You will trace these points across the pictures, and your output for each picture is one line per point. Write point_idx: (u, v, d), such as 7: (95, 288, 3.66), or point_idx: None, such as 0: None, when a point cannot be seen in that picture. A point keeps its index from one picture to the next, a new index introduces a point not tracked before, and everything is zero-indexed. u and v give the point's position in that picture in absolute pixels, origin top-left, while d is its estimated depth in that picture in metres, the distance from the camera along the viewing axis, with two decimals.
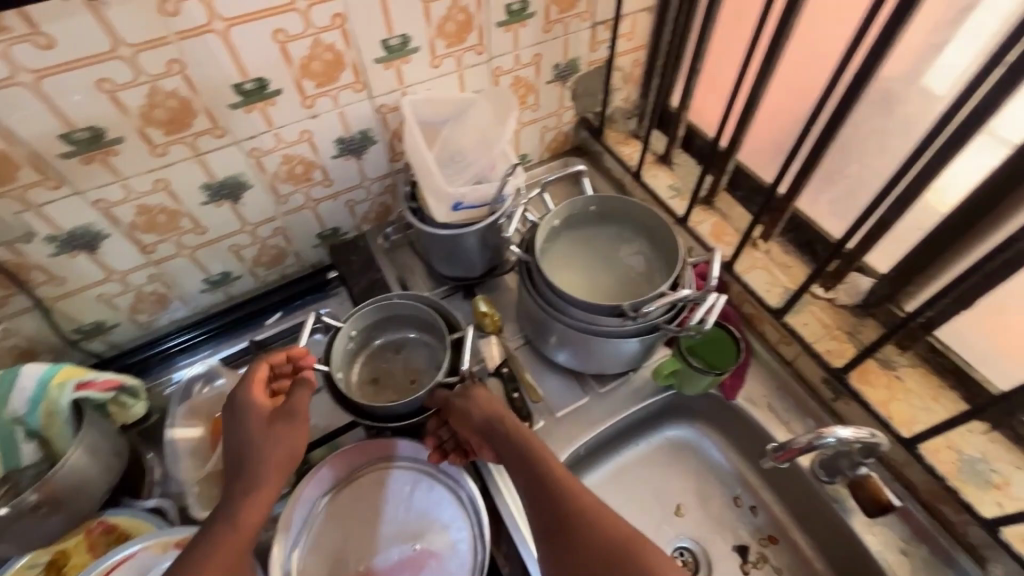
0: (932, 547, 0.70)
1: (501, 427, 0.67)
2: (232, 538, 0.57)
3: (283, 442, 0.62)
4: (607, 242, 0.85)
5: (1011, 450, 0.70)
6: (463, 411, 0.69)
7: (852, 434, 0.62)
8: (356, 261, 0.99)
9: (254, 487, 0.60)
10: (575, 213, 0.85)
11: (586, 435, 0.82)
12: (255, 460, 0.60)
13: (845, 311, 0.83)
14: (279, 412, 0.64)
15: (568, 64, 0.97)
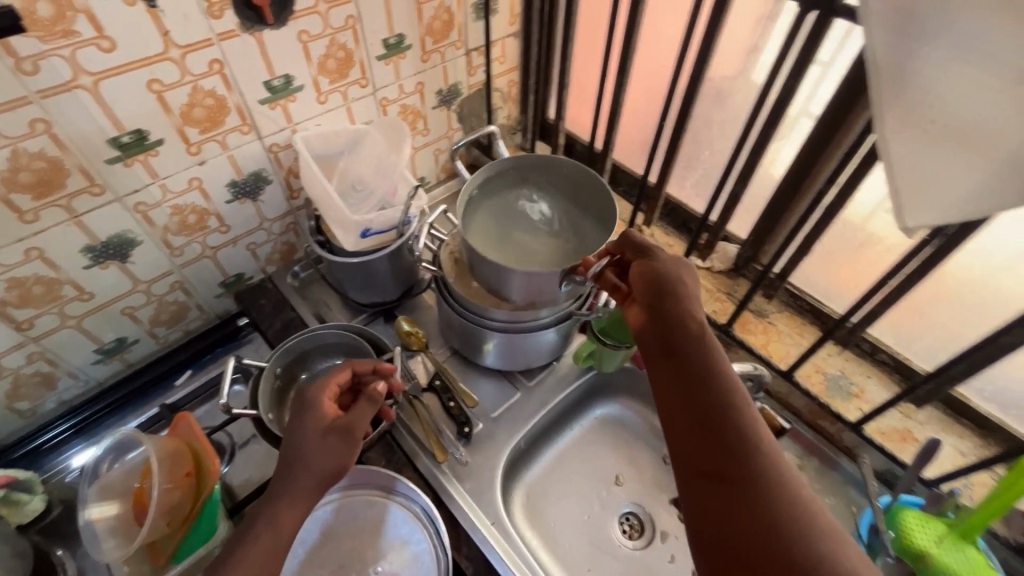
0: (820, 458, 0.82)
1: (676, 301, 0.61)
2: (262, 549, 0.54)
3: (332, 460, 0.60)
4: (526, 205, 0.82)
5: (861, 364, 0.86)
6: (680, 274, 0.63)
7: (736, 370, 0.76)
8: (266, 303, 0.97)
9: (291, 504, 0.57)
10: (491, 179, 0.82)
11: (524, 428, 0.87)
12: (301, 461, 0.59)
13: (720, 275, 0.97)
14: (336, 423, 0.62)
15: (449, 89, 1.04)
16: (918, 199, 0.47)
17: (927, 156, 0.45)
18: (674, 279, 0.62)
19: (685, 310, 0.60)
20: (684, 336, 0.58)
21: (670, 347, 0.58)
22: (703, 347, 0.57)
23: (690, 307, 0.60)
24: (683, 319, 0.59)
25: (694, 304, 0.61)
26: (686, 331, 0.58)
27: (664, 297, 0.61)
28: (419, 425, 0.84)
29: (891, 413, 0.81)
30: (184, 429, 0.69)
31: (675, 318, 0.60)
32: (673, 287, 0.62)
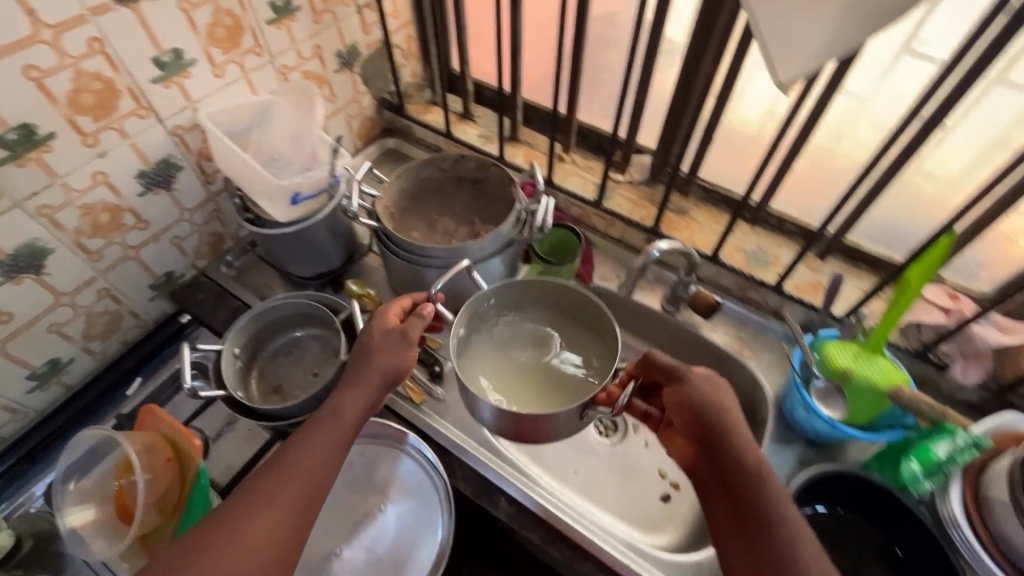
0: (754, 326, 0.94)
1: (719, 432, 0.61)
2: (333, 432, 0.63)
3: (390, 360, 0.67)
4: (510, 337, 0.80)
5: (774, 237, 0.96)
6: (713, 396, 0.62)
7: (668, 245, 0.81)
8: (206, 297, 0.94)
9: (354, 395, 0.65)
10: (475, 312, 0.77)
11: None
12: (364, 361, 0.67)
13: (639, 185, 1.05)
14: (394, 330, 0.68)
15: (348, 51, 1.03)
16: (785, 55, 0.54)
17: (783, 16, 0.53)
18: (712, 412, 0.61)
19: (726, 441, 0.61)
20: (736, 463, 0.60)
21: (717, 481, 0.62)
22: (755, 474, 0.59)
23: (735, 432, 0.61)
24: (724, 450, 0.61)
25: (735, 430, 0.61)
26: (729, 464, 0.60)
27: (705, 427, 0.62)
28: None
29: (803, 271, 0.91)
30: (154, 419, 0.68)
31: (724, 451, 0.61)
32: (709, 415, 0.62)
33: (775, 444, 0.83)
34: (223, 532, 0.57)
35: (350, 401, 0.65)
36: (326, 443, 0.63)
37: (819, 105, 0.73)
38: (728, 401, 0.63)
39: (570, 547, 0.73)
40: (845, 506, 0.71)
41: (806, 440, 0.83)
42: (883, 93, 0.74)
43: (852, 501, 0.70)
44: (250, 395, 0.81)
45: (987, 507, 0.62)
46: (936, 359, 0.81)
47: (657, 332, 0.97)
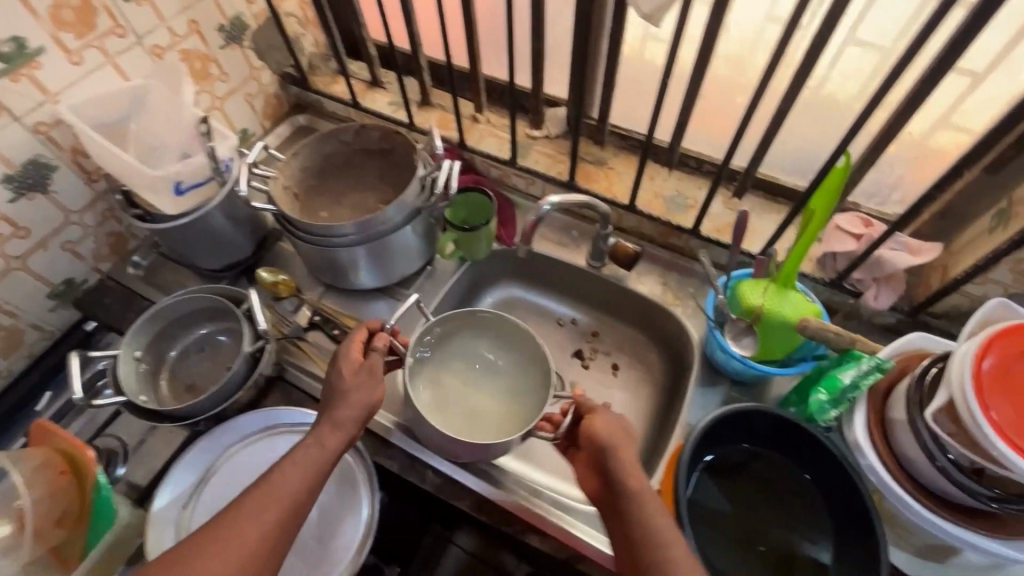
0: (679, 271, 0.93)
1: (609, 458, 0.58)
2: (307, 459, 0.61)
3: (365, 395, 0.65)
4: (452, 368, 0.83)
5: (693, 179, 0.93)
6: (609, 424, 0.60)
7: (561, 200, 0.77)
8: (113, 302, 0.91)
9: (334, 428, 0.63)
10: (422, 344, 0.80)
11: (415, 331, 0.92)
12: (339, 394, 0.65)
13: (556, 139, 1.01)
14: (363, 366, 0.67)
15: (232, 24, 0.96)
16: None
17: None
18: (613, 442, 0.59)
19: (613, 465, 0.57)
20: (622, 487, 0.55)
21: (613, 511, 0.56)
22: (644, 505, 0.53)
23: (628, 464, 0.57)
24: (613, 475, 0.57)
25: (621, 453, 0.58)
26: (616, 488, 0.56)
27: (605, 462, 0.58)
28: (310, 360, 0.85)
29: (722, 211, 0.90)
30: (45, 434, 0.66)
31: (618, 482, 0.56)
32: (602, 441, 0.59)
33: (701, 387, 0.83)
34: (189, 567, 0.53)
35: (331, 431, 0.62)
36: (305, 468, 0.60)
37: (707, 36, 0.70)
38: (618, 426, 0.60)
39: (497, 511, 0.74)
40: (750, 441, 0.70)
41: (730, 380, 0.83)
42: (774, 16, 0.70)
43: (754, 434, 0.69)
44: (161, 397, 0.78)
45: (890, 429, 0.62)
46: (851, 287, 0.81)
47: (584, 286, 0.98)
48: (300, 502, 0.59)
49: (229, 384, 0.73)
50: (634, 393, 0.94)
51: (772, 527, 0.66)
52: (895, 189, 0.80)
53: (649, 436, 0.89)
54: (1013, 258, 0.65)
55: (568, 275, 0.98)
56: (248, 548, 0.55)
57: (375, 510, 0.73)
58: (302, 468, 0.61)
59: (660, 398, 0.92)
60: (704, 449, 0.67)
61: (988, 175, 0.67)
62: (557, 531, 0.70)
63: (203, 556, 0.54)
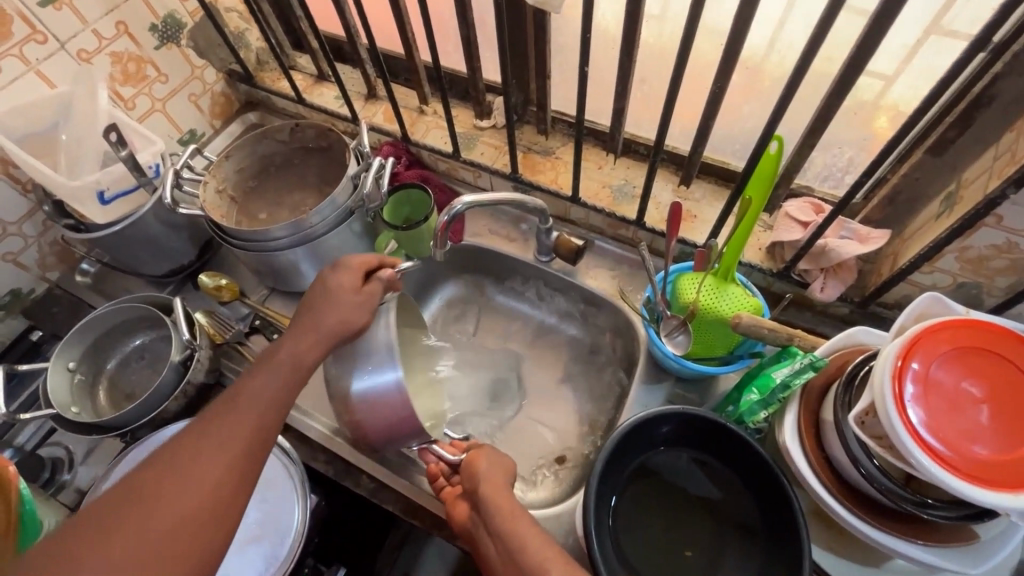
0: (628, 263, 0.90)
1: (481, 489, 0.59)
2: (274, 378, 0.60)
3: (356, 314, 0.65)
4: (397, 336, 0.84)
5: (641, 167, 0.90)
6: (487, 461, 0.62)
7: (475, 198, 0.75)
8: (60, 312, 0.92)
9: (310, 341, 0.63)
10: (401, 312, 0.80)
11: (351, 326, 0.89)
12: (326, 307, 0.64)
13: (503, 129, 0.97)
14: (367, 289, 0.67)
15: (166, 23, 0.94)
16: None
17: None
18: (489, 475, 0.60)
19: (486, 494, 0.58)
20: (497, 513, 0.56)
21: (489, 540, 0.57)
22: (509, 526, 0.55)
23: (497, 494, 0.58)
24: (485, 504, 0.58)
25: (495, 484, 0.60)
26: (490, 516, 0.57)
27: (478, 494, 0.59)
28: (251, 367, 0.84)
29: (669, 201, 0.86)
30: None
31: (486, 509, 0.57)
32: (478, 477, 0.61)
33: (645, 384, 0.80)
34: (145, 507, 0.48)
35: (308, 346, 0.63)
36: (275, 384, 0.60)
37: (628, 15, 0.66)
38: (494, 461, 0.63)
39: (429, 515, 0.73)
40: (671, 445, 0.68)
41: (676, 377, 0.80)
42: None
43: (674, 438, 0.67)
44: (98, 407, 0.78)
45: (821, 431, 0.60)
46: (799, 277, 0.77)
47: (534, 280, 0.96)
48: (262, 430, 0.57)
49: (157, 393, 0.73)
50: (585, 390, 0.92)
51: (699, 531, 0.65)
52: (847, 172, 0.75)
53: (596, 433, 0.87)
54: (958, 246, 0.61)
55: (518, 269, 0.96)
56: (219, 468, 0.52)
57: (305, 515, 0.72)
58: (265, 386, 0.59)
59: (608, 395, 0.89)
60: (625, 456, 0.65)
61: (932, 157, 0.62)
62: None
63: (167, 480, 0.50)
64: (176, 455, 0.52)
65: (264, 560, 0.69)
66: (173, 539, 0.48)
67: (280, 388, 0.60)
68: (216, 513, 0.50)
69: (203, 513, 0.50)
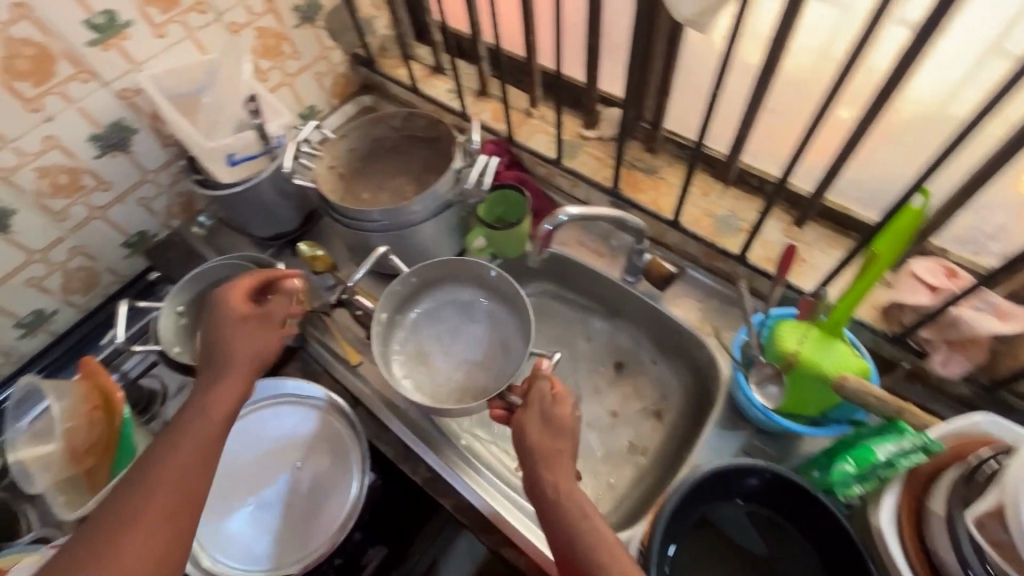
0: (719, 297, 0.86)
1: (538, 451, 0.63)
2: (199, 431, 0.59)
3: (258, 346, 0.66)
4: (453, 291, 0.89)
5: (750, 200, 0.85)
6: (544, 426, 0.65)
7: (581, 211, 0.73)
8: (175, 256, 1.00)
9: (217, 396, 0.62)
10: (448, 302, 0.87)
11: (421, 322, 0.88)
12: (228, 360, 0.64)
13: (611, 141, 0.95)
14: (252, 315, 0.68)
15: (307, 4, 1.00)
16: None
17: None
18: (538, 434, 0.64)
19: (545, 463, 0.62)
20: (554, 485, 0.60)
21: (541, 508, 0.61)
22: (562, 491, 0.60)
23: (554, 463, 0.62)
24: (544, 474, 0.62)
25: (554, 457, 0.62)
26: (547, 484, 0.61)
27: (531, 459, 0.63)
28: (331, 339, 0.87)
29: (779, 240, 0.81)
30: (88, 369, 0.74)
31: (531, 459, 0.63)
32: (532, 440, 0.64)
33: (720, 429, 0.76)
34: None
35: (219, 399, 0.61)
36: (197, 443, 0.58)
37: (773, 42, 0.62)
38: (563, 431, 0.65)
39: (478, 516, 0.74)
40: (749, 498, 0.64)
41: (756, 428, 0.75)
42: (857, 22, 0.60)
43: (755, 493, 0.63)
44: None
45: (924, 518, 0.54)
46: (915, 345, 0.71)
47: (616, 300, 0.93)
48: (189, 487, 0.56)
49: None
50: (651, 424, 0.87)
51: None
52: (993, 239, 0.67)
53: (657, 469, 0.83)
54: None
55: (601, 287, 0.94)
56: (147, 543, 0.51)
57: (361, 492, 0.73)
58: (185, 448, 0.58)
59: (676, 431, 0.85)
60: (698, 501, 0.62)
61: None
62: (528, 546, 0.70)
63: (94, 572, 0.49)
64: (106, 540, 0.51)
65: (330, 512, 0.72)
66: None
67: (200, 446, 0.58)
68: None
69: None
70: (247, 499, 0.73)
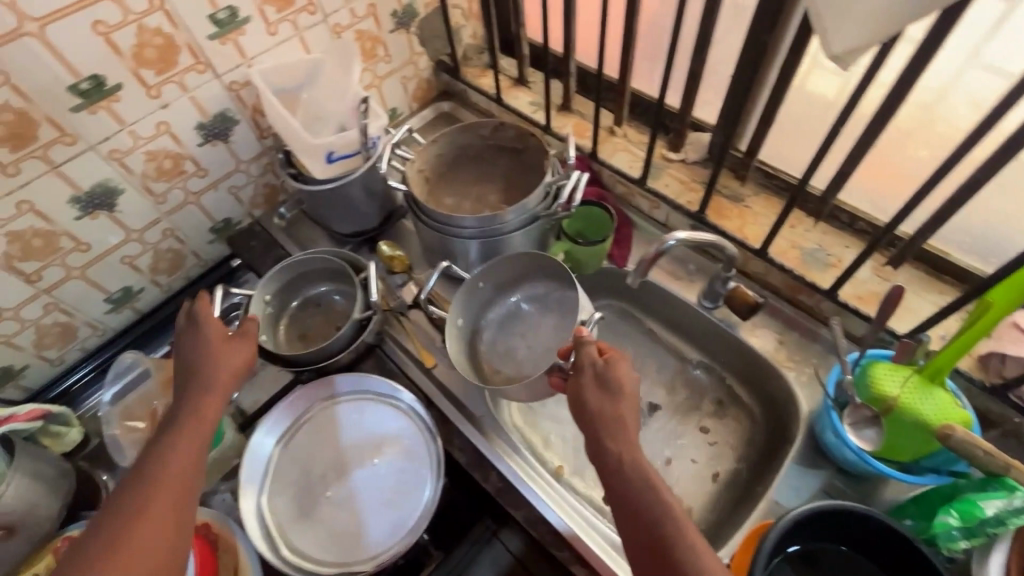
0: (801, 331, 0.85)
1: (599, 423, 0.63)
2: (192, 433, 0.60)
3: (243, 357, 0.68)
4: (534, 280, 0.89)
5: (840, 235, 0.84)
6: (599, 395, 0.64)
7: (689, 236, 0.74)
8: (257, 245, 1.02)
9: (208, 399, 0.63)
10: (531, 294, 0.89)
11: (506, 316, 0.89)
12: (211, 364, 0.65)
13: (695, 166, 0.95)
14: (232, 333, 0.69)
15: (405, 10, 1.02)
16: (837, 24, 0.47)
17: None
18: (596, 399, 0.64)
19: (607, 437, 0.62)
20: (620, 460, 0.60)
21: (607, 481, 0.61)
22: (631, 466, 0.59)
23: (619, 437, 0.61)
24: (609, 448, 0.61)
25: (620, 430, 0.62)
26: (615, 461, 0.60)
27: (598, 436, 0.62)
28: (407, 337, 0.89)
29: (871, 279, 0.80)
30: None
31: (598, 427, 0.63)
32: (591, 411, 0.64)
33: (801, 467, 0.75)
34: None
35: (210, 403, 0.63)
36: (192, 445, 0.59)
37: (900, 83, 0.61)
38: (625, 399, 0.64)
39: (550, 532, 0.74)
40: (849, 545, 0.62)
41: (836, 468, 0.74)
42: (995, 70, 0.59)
43: (858, 541, 0.61)
44: (278, 340, 0.87)
45: None
46: (1016, 400, 0.69)
47: (690, 324, 0.92)
48: (186, 486, 0.57)
49: (335, 345, 0.79)
50: (719, 453, 0.86)
51: None
52: None
53: (727, 500, 0.82)
54: None
55: (675, 309, 0.93)
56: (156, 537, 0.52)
57: (435, 496, 0.72)
58: (181, 450, 0.58)
59: (746, 463, 0.84)
60: (797, 544, 0.61)
61: None
62: (602, 567, 0.70)
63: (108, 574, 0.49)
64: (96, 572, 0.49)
65: (406, 512, 0.72)
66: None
67: (195, 448, 0.59)
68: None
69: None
70: (323, 497, 0.73)
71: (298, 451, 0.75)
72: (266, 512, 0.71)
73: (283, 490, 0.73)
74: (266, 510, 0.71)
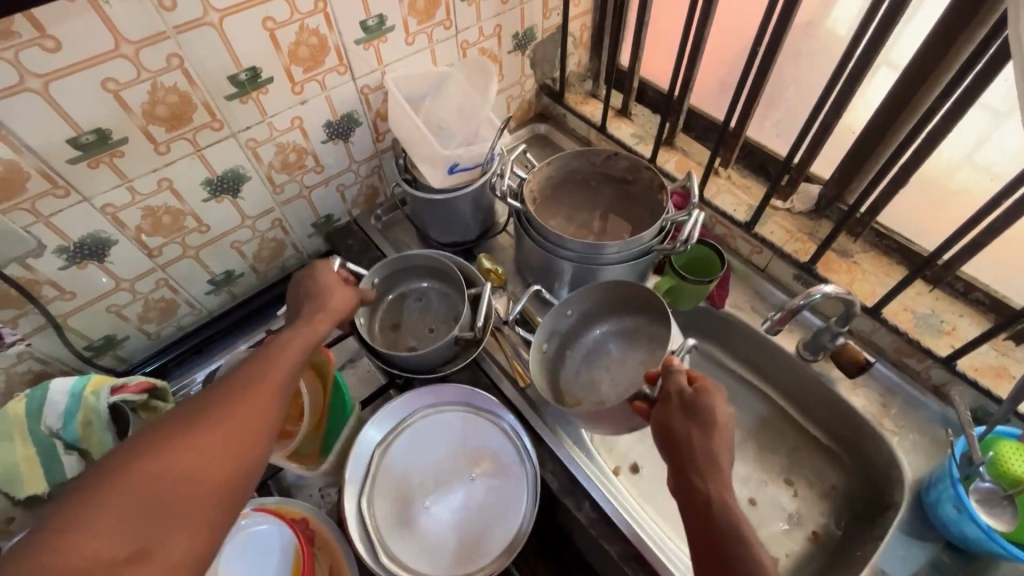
0: (905, 397, 0.84)
1: (688, 458, 0.60)
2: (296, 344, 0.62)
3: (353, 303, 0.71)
4: (622, 317, 0.90)
5: (953, 302, 0.83)
6: (689, 428, 0.61)
7: (835, 291, 0.74)
8: (353, 242, 1.03)
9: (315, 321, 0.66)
10: (618, 327, 0.90)
11: (591, 351, 0.90)
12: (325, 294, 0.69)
13: (801, 216, 0.95)
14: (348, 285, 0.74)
15: (525, 33, 1.05)
16: None
17: None
18: (686, 432, 0.61)
19: (693, 471, 0.59)
20: (708, 499, 0.56)
21: (690, 519, 0.57)
22: (723, 509, 0.55)
23: (709, 475, 0.58)
24: (697, 484, 0.58)
25: (711, 466, 0.58)
26: (700, 498, 0.57)
27: (687, 473, 0.59)
28: (500, 352, 0.89)
29: (987, 351, 0.79)
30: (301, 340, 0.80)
31: (692, 465, 0.59)
32: (680, 444, 0.61)
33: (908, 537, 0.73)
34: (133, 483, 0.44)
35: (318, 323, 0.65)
36: (293, 352, 0.61)
37: None
38: (717, 433, 0.60)
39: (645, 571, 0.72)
40: None
41: (943, 542, 0.73)
42: None
43: None
44: (371, 328, 0.88)
45: None
46: None
47: (784, 371, 0.91)
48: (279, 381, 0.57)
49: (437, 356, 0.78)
50: (809, 510, 0.84)
51: None
52: None
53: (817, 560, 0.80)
54: None
55: (770, 355, 0.92)
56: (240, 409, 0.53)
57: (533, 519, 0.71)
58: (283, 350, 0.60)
59: (839, 523, 0.82)
60: None
61: None
62: None
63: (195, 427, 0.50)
64: (181, 429, 0.49)
65: (502, 528, 0.71)
66: (151, 527, 0.43)
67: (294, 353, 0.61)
68: (213, 503, 0.47)
69: (184, 509, 0.45)
70: (421, 505, 0.73)
71: (398, 456, 0.76)
72: (367, 514, 0.71)
73: (383, 493, 0.73)
74: (367, 511, 0.71)
